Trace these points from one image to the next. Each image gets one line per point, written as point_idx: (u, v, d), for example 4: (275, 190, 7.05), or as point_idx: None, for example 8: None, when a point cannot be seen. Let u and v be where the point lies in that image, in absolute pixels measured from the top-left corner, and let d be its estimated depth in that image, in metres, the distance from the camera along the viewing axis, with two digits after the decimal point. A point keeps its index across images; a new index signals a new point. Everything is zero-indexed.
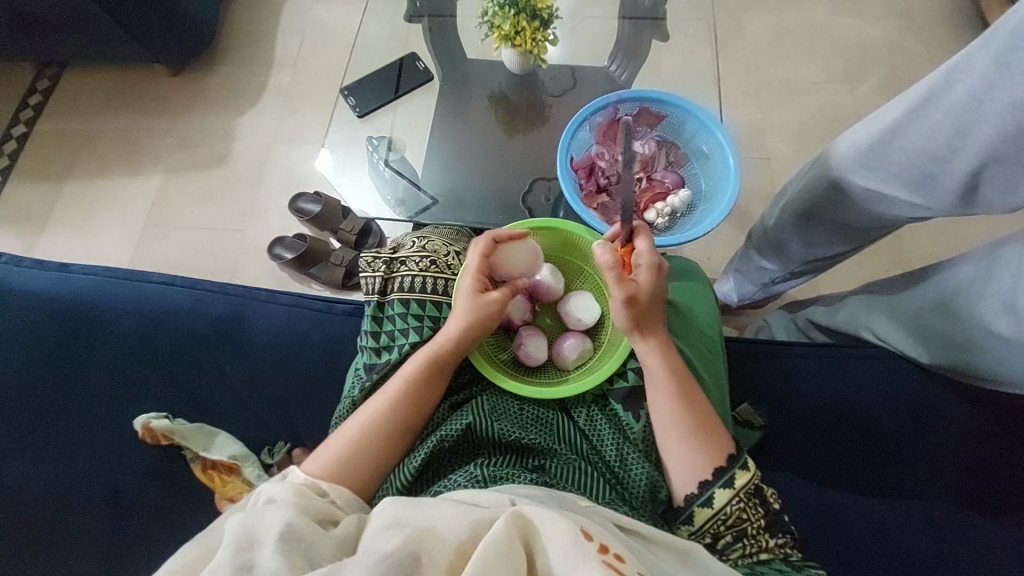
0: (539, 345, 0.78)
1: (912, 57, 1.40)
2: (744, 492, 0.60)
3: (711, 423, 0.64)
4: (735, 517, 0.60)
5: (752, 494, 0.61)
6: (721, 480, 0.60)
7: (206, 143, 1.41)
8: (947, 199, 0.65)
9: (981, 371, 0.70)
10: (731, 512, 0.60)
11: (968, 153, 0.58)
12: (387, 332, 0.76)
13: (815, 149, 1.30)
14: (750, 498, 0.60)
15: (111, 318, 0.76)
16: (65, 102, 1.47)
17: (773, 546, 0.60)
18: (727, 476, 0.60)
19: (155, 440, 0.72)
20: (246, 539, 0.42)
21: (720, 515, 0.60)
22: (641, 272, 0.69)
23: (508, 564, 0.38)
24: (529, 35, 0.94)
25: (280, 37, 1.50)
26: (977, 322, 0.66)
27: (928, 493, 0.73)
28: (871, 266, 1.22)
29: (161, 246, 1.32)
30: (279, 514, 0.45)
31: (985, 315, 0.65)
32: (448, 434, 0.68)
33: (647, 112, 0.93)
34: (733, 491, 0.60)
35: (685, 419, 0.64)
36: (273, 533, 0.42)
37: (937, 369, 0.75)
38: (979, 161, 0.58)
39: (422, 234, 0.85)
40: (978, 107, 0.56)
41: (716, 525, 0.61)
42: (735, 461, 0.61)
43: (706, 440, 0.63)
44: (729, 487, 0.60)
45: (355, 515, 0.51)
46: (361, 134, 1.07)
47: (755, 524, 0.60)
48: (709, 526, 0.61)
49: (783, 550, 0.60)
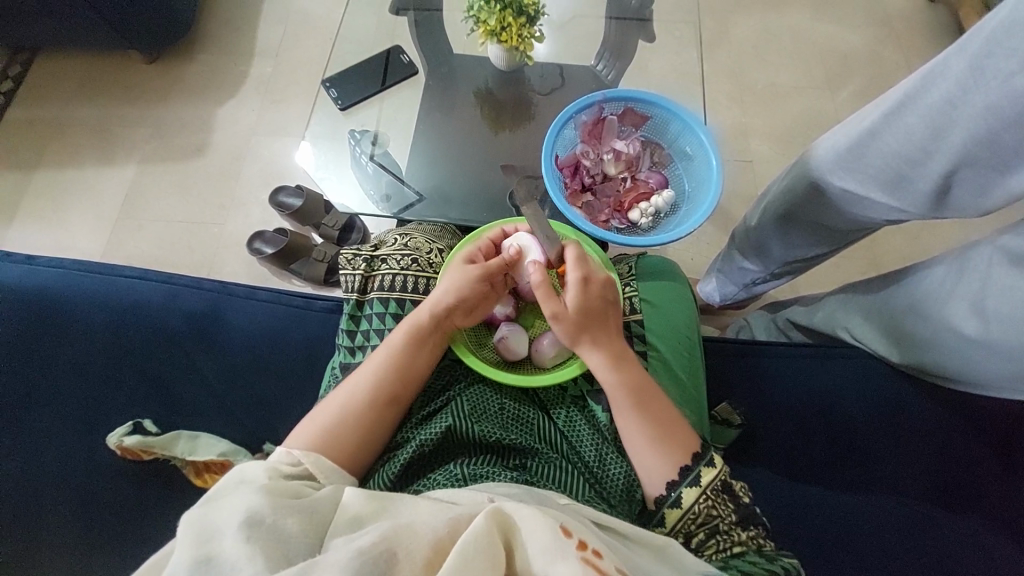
0: (521, 339, 0.76)
1: (891, 62, 1.42)
2: (711, 489, 0.61)
3: (683, 424, 0.65)
4: (704, 515, 0.60)
5: (720, 490, 0.61)
6: (687, 481, 0.61)
7: (184, 133, 1.38)
8: (920, 201, 0.65)
9: (951, 372, 0.71)
10: (699, 511, 0.60)
11: (941, 156, 0.59)
12: (363, 331, 0.75)
13: (797, 151, 1.32)
14: (718, 495, 0.61)
15: (80, 312, 0.74)
16: (36, 89, 1.43)
17: (745, 538, 0.59)
18: (693, 476, 0.61)
19: (135, 456, 0.69)
20: (207, 531, 0.41)
21: (690, 514, 0.61)
22: (540, 302, 0.68)
23: (486, 559, 0.38)
24: (515, 31, 0.94)
25: (263, 27, 1.48)
26: (947, 323, 0.67)
27: (901, 492, 0.75)
28: (849, 268, 1.24)
29: (136, 239, 1.29)
30: (247, 501, 0.44)
31: (955, 317, 0.66)
32: (427, 437, 0.67)
33: (632, 112, 0.93)
34: (701, 489, 0.61)
35: (654, 415, 0.64)
36: (234, 522, 0.41)
37: (906, 369, 0.76)
38: (951, 164, 0.59)
39: (405, 231, 0.85)
40: (951, 111, 0.56)
41: (686, 526, 0.61)
42: (700, 459, 0.62)
43: (675, 439, 0.63)
44: (695, 486, 0.61)
45: (331, 490, 0.49)
46: (343, 128, 1.06)
47: (726, 520, 0.60)
48: (680, 527, 0.61)
49: (756, 542, 0.59)
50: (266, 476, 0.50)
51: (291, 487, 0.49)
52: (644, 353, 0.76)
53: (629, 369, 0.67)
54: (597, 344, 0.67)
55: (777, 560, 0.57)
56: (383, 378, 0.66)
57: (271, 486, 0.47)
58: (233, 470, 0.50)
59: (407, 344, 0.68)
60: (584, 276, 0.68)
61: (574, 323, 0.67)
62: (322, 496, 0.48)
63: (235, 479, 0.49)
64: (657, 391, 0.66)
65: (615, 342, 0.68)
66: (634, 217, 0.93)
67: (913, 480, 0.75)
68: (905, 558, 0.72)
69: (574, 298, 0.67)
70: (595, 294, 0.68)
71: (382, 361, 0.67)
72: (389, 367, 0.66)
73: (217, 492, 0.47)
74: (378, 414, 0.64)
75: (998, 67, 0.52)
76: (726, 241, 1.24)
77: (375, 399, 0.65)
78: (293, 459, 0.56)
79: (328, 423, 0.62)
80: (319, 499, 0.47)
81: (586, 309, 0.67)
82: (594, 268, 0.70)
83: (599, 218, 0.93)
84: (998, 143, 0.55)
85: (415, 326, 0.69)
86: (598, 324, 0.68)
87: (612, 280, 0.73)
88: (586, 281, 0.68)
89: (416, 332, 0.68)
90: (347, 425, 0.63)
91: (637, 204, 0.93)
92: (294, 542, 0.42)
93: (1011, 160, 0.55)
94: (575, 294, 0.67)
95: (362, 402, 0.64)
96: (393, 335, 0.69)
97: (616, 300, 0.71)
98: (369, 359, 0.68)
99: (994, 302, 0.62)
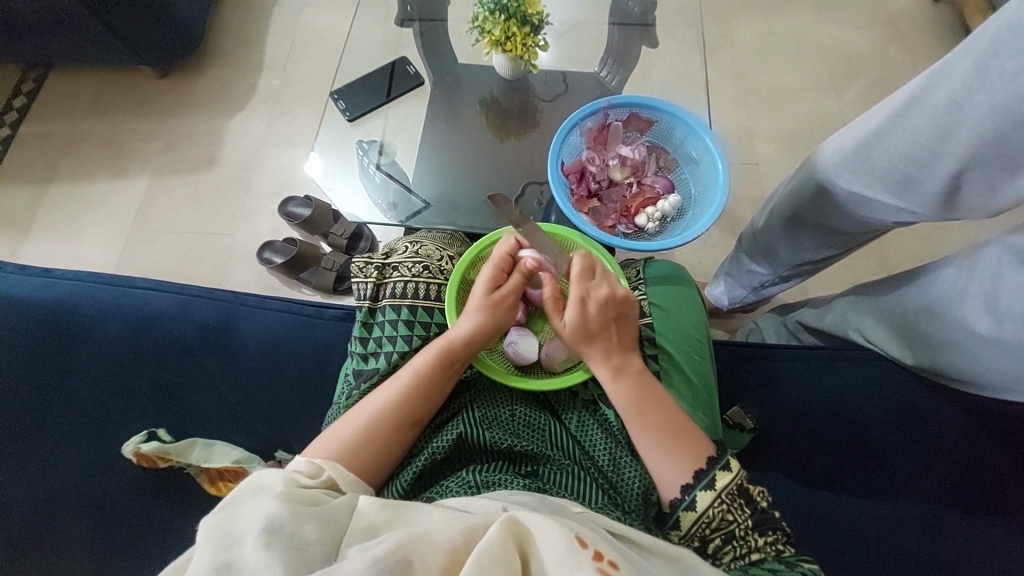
0: (531, 344, 0.77)
1: (896, 63, 1.42)
2: (726, 493, 0.60)
3: (693, 427, 0.65)
4: (719, 520, 0.60)
5: (736, 495, 0.61)
6: (702, 484, 0.61)
7: (194, 146, 1.40)
8: (929, 202, 0.65)
9: (964, 373, 0.70)
10: (713, 516, 0.60)
11: (948, 157, 0.59)
12: (375, 339, 0.75)
13: (802, 154, 1.32)
14: (734, 499, 0.60)
15: (96, 324, 0.75)
16: (49, 104, 1.46)
17: (763, 544, 0.60)
18: (707, 479, 0.61)
19: (151, 463, 0.70)
20: (227, 539, 0.41)
21: (704, 518, 0.60)
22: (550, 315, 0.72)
23: (502, 568, 0.38)
24: (520, 40, 0.94)
25: (269, 40, 1.50)
26: (959, 324, 0.67)
27: (918, 494, 0.74)
28: (858, 269, 1.23)
29: (148, 251, 1.31)
30: (262, 509, 0.44)
31: (966, 317, 0.66)
32: (439, 446, 0.68)
33: (636, 118, 0.94)
34: (716, 492, 0.60)
35: (662, 419, 0.65)
36: (253, 529, 0.42)
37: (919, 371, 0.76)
38: (960, 165, 0.59)
39: (414, 238, 0.85)
40: (957, 112, 0.56)
41: (701, 531, 0.61)
42: (715, 463, 0.62)
43: (683, 441, 0.64)
44: (710, 490, 0.60)
45: (346, 500, 0.49)
46: (351, 138, 1.07)
47: (742, 525, 0.60)
48: (695, 531, 0.61)
49: (774, 546, 0.60)
50: (283, 483, 0.51)
51: (308, 494, 0.50)
52: (655, 356, 0.76)
53: (631, 382, 0.67)
54: (599, 357, 0.68)
55: (796, 565, 0.58)
56: (408, 404, 0.66)
57: (287, 493, 0.48)
58: (252, 476, 0.51)
59: (435, 368, 0.68)
60: (581, 297, 0.68)
61: (577, 340, 0.69)
62: (339, 504, 0.48)
63: (250, 486, 0.50)
64: (662, 399, 0.67)
65: (618, 355, 0.69)
66: (641, 222, 0.93)
67: (928, 481, 0.74)
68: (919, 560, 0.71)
69: (573, 318, 0.68)
70: (596, 312, 0.68)
71: (411, 385, 0.67)
72: (415, 393, 0.67)
73: (235, 498, 0.47)
74: (391, 425, 0.65)
75: (1002, 66, 0.52)
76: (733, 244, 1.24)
77: (390, 413, 0.65)
78: (312, 472, 0.57)
79: (348, 436, 0.63)
80: (337, 507, 0.47)
81: (586, 327, 0.68)
82: (598, 284, 0.69)
83: (606, 223, 0.93)
84: (1005, 142, 0.54)
85: (445, 349, 0.69)
86: (600, 339, 0.68)
87: (626, 293, 0.71)
88: (586, 300, 0.68)
89: (447, 358, 0.69)
90: (366, 440, 0.63)
91: (644, 208, 0.94)
92: (312, 551, 0.42)
93: (1020, 161, 0.55)
94: (575, 313, 0.68)
95: (384, 419, 0.65)
96: (421, 359, 0.69)
97: (624, 313, 0.70)
98: (392, 381, 0.68)
99: (1006, 302, 0.62)
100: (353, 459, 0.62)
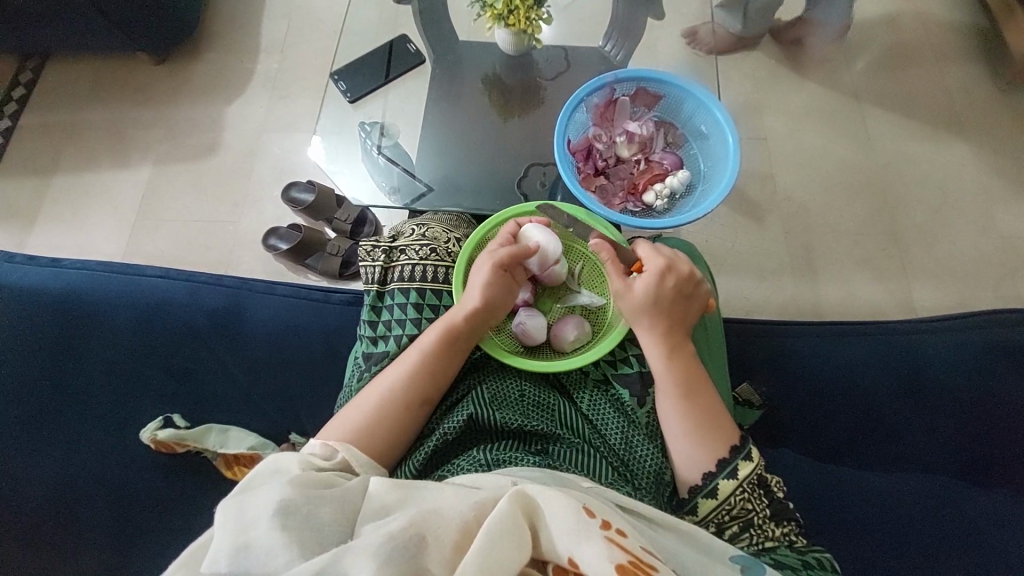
0: (540, 324, 0.76)
1: (910, 32, 1.39)
2: (748, 482, 0.60)
3: (724, 414, 0.65)
4: (739, 508, 0.60)
5: (757, 485, 0.60)
6: (725, 472, 0.60)
7: (195, 133, 1.39)
8: None
9: None
10: (734, 503, 0.60)
11: None
12: (384, 322, 0.75)
13: (810, 129, 1.30)
14: (754, 488, 0.60)
15: (108, 313, 0.76)
16: (48, 94, 1.45)
17: (778, 534, 0.58)
18: (730, 468, 0.60)
19: (168, 449, 0.70)
20: (243, 520, 0.41)
21: (725, 505, 0.60)
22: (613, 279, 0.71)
23: (513, 541, 0.38)
24: (523, 14, 0.93)
25: (267, 23, 1.47)
26: None
27: (934, 468, 0.73)
28: (869, 243, 1.22)
29: (154, 240, 1.30)
30: (275, 489, 0.44)
31: None
32: (450, 427, 0.67)
33: (644, 93, 0.92)
34: (737, 482, 0.60)
35: (702, 410, 0.64)
36: (267, 509, 0.42)
37: (959, 317, 0.81)
38: None
39: (421, 221, 0.84)
40: None
41: (719, 517, 0.60)
42: (738, 452, 0.61)
43: (707, 433, 0.62)
44: (733, 478, 0.60)
45: (360, 479, 0.49)
46: (352, 121, 1.05)
47: (761, 513, 0.59)
48: (713, 516, 0.60)
49: (788, 537, 0.59)
50: (299, 466, 0.51)
51: (323, 476, 0.49)
52: None
53: (685, 364, 0.66)
54: (656, 331, 0.68)
55: (808, 553, 0.57)
56: (421, 382, 0.66)
57: (307, 477, 0.48)
58: (268, 459, 0.51)
59: (442, 343, 0.68)
60: (662, 266, 0.69)
61: (642, 308, 0.68)
62: (353, 484, 0.47)
63: (267, 469, 0.50)
64: (708, 388, 0.66)
65: (678, 336, 0.68)
66: (649, 199, 0.92)
67: (942, 455, 0.74)
68: (972, 463, 0.73)
69: (650, 286, 0.68)
70: (671, 286, 0.68)
71: (419, 365, 0.67)
72: (425, 369, 0.67)
73: (256, 483, 0.48)
74: (405, 404, 0.65)
75: None
76: (791, 208, 1.25)
77: (400, 392, 0.65)
78: (328, 454, 0.57)
79: (362, 418, 0.63)
80: (349, 487, 0.47)
81: (658, 297, 0.68)
82: (676, 258, 0.70)
83: (613, 202, 0.92)
84: None
85: (452, 320, 0.69)
86: (667, 314, 0.68)
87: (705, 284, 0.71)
88: (665, 271, 0.69)
89: (450, 334, 0.69)
90: (380, 420, 0.63)
91: (652, 185, 0.93)
92: (327, 530, 0.42)
93: None
94: (651, 282, 0.68)
95: (397, 400, 0.65)
96: (427, 335, 0.69)
97: (697, 294, 0.70)
98: (402, 359, 0.68)
99: None
100: (364, 443, 0.62)
